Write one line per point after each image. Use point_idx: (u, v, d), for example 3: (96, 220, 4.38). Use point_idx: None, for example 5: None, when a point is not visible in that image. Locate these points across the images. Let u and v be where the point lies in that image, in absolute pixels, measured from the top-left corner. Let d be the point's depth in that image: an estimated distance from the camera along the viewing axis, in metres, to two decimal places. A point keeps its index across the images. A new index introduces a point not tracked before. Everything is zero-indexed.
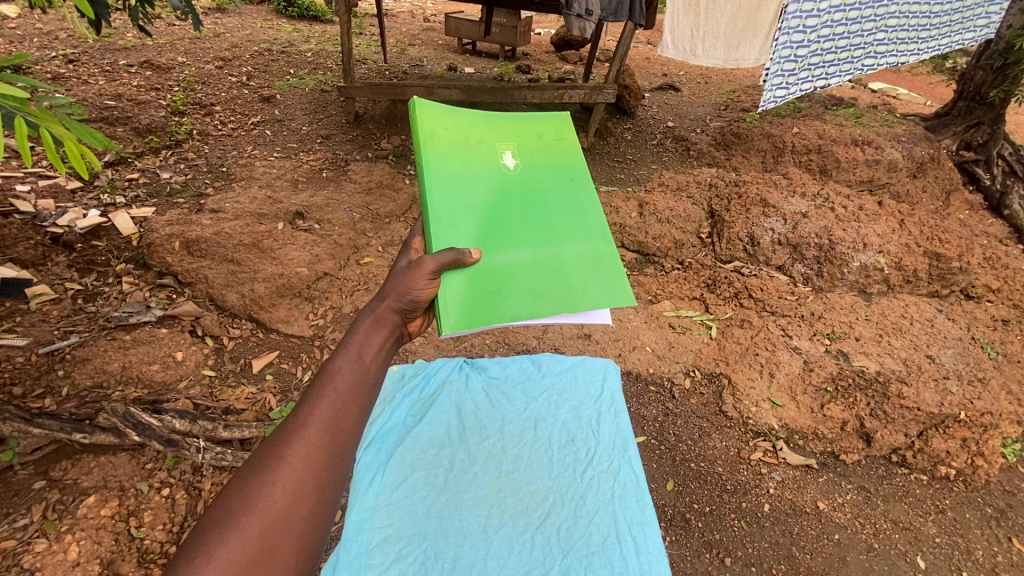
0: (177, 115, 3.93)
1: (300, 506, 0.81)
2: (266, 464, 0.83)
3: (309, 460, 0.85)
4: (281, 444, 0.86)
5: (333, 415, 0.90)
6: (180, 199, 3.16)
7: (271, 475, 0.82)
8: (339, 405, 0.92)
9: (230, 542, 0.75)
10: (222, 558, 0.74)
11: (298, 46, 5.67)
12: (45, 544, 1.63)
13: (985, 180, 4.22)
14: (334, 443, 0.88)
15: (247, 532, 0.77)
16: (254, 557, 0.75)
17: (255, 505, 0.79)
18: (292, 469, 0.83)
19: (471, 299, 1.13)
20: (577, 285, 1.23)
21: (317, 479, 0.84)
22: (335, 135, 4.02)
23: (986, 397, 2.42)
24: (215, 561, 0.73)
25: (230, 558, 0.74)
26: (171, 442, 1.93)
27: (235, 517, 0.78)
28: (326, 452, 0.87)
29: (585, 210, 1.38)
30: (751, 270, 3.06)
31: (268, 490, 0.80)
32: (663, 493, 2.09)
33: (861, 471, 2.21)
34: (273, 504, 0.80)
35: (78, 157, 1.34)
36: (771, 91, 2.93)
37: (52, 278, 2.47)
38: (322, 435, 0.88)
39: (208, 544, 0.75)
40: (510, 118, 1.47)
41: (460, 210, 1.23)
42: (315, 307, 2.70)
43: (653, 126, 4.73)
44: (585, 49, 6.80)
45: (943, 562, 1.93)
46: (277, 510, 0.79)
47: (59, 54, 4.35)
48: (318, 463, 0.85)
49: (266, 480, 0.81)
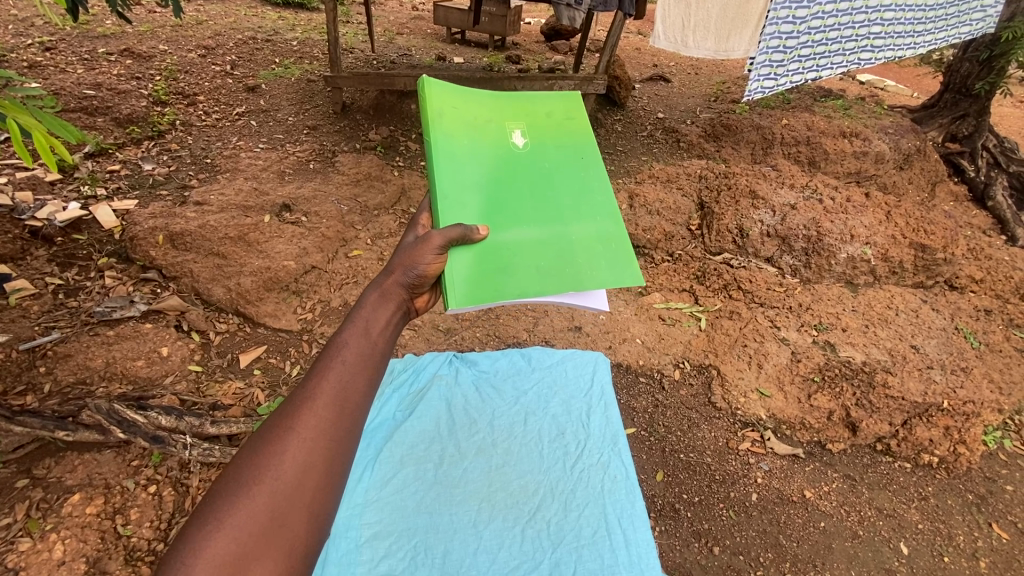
0: (159, 105, 3.84)
1: (313, 475, 0.80)
2: (275, 435, 0.82)
3: (319, 429, 0.83)
4: (291, 413, 0.84)
5: (342, 386, 0.89)
6: (164, 191, 3.10)
7: (284, 440, 0.81)
8: (347, 376, 0.91)
9: (244, 507, 0.74)
10: (239, 520, 0.73)
11: (284, 34, 5.55)
12: (29, 544, 1.62)
13: (970, 171, 4.27)
14: (345, 412, 0.87)
15: (261, 497, 0.76)
16: (269, 523, 0.75)
17: (270, 470, 0.78)
18: (305, 437, 0.82)
19: (478, 276, 1.13)
20: (584, 264, 1.22)
21: (329, 448, 0.83)
22: (322, 126, 3.96)
23: (968, 385, 2.46)
24: (229, 525, 0.73)
25: (246, 522, 0.73)
26: (157, 439, 1.89)
27: (248, 483, 0.77)
28: (337, 421, 0.86)
29: (592, 189, 1.37)
30: (740, 262, 3.09)
31: (280, 458, 0.79)
32: (652, 484, 2.11)
33: (846, 460, 2.25)
34: (288, 470, 0.79)
35: (42, 146, 1.26)
36: (757, 81, 2.97)
37: (32, 272, 2.42)
38: (333, 403, 0.87)
39: (222, 509, 0.74)
40: (521, 95, 1.44)
41: (467, 188, 1.23)
42: (304, 301, 2.67)
43: (643, 117, 4.71)
44: (575, 39, 6.76)
45: (926, 548, 1.97)
46: (290, 477, 0.78)
47: (36, 42, 4.24)
48: (331, 433, 0.84)
49: (278, 446, 0.80)
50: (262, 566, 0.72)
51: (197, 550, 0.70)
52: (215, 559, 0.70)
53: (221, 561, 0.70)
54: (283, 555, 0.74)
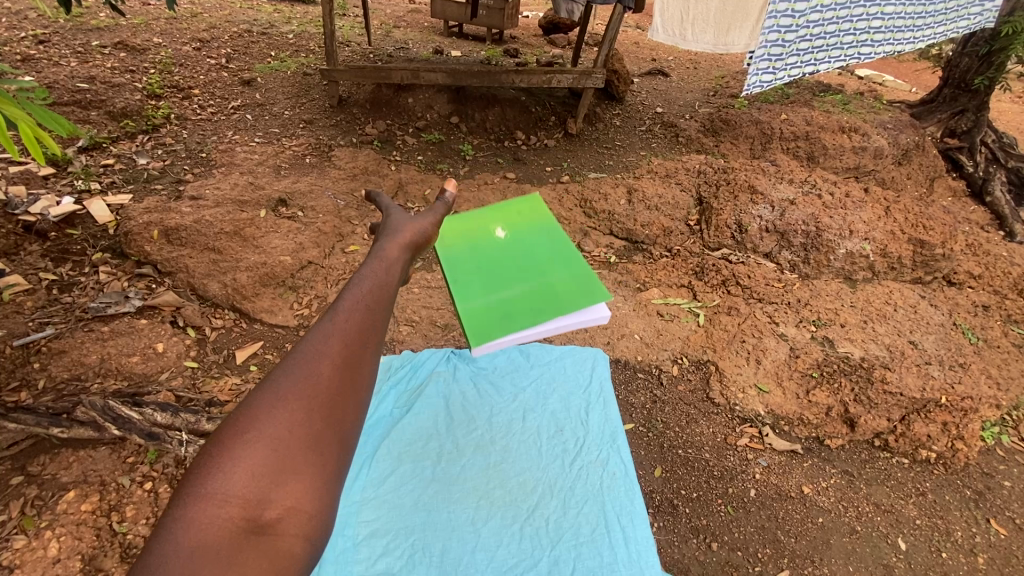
0: (153, 98, 3.80)
1: (354, 386, 0.70)
2: (311, 339, 0.72)
3: (357, 339, 0.73)
4: (325, 320, 0.75)
5: (374, 294, 0.80)
6: (159, 185, 3.07)
7: (319, 349, 0.70)
8: (381, 292, 0.81)
9: (279, 415, 0.64)
10: (273, 429, 0.63)
11: (280, 27, 5.49)
12: (23, 541, 1.61)
13: (968, 167, 4.26)
14: (381, 324, 0.76)
15: (298, 405, 0.65)
16: (307, 433, 0.64)
17: (304, 377, 0.67)
18: (340, 347, 0.71)
19: (476, 327, 1.12)
20: (565, 294, 1.21)
21: (369, 361, 0.73)
22: (318, 120, 3.92)
23: (966, 381, 2.46)
24: (260, 434, 0.63)
25: (281, 431, 0.63)
26: (153, 436, 1.88)
27: (281, 391, 0.66)
28: (375, 333, 0.75)
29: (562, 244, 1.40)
30: (739, 257, 3.08)
31: (314, 367, 0.68)
32: (650, 479, 2.11)
33: (844, 455, 2.25)
34: (324, 379, 0.68)
35: (30, 137, 1.25)
36: (755, 75, 2.96)
37: (25, 268, 2.40)
38: (369, 314, 0.77)
39: (252, 417, 0.64)
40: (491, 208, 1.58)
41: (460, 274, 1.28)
42: (300, 296, 2.64)
43: (642, 111, 4.68)
44: (574, 33, 6.72)
45: (924, 543, 1.97)
46: (327, 387, 0.68)
47: (29, 35, 4.19)
48: (369, 345, 0.74)
49: (312, 353, 0.70)
50: (300, 481, 0.63)
51: (228, 460, 0.61)
52: (249, 470, 0.61)
53: (257, 473, 0.61)
54: (324, 470, 0.64)
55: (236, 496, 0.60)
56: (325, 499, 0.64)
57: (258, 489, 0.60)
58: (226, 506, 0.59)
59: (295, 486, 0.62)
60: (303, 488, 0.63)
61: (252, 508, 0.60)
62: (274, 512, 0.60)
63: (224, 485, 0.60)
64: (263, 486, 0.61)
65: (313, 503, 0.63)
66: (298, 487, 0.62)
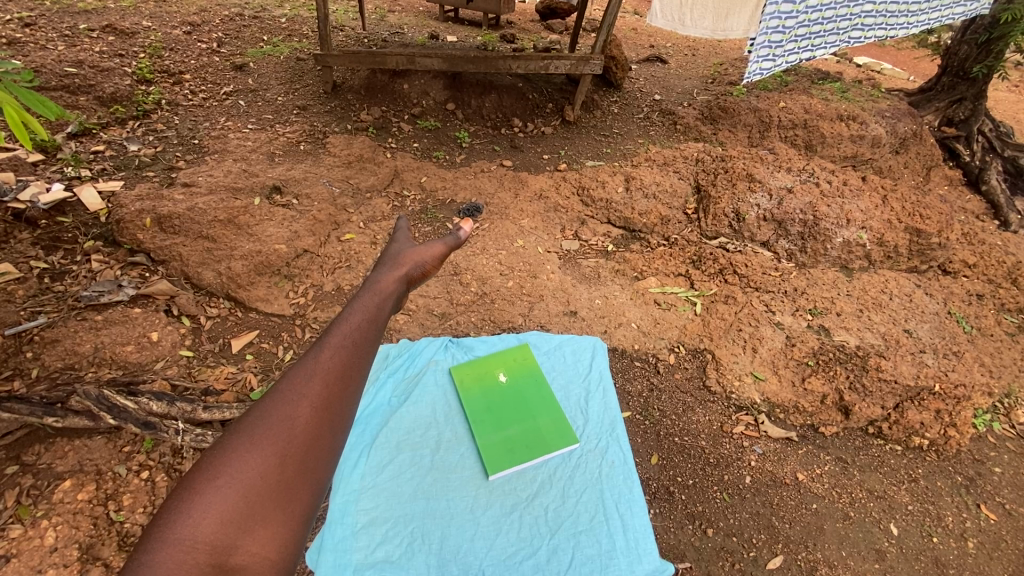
0: (143, 83, 3.74)
1: (316, 445, 0.80)
2: (288, 391, 0.84)
3: (322, 403, 0.84)
4: (305, 372, 0.87)
5: (351, 346, 0.92)
6: (150, 172, 3.03)
7: (288, 410, 0.82)
8: (348, 352, 0.91)
9: (248, 470, 0.75)
10: (242, 483, 0.74)
11: (272, 11, 5.40)
12: (20, 531, 1.60)
13: (965, 156, 4.24)
14: (354, 379, 0.89)
15: (265, 463, 0.76)
16: (274, 488, 0.75)
17: (273, 438, 0.79)
18: (308, 409, 0.82)
19: None
20: None
21: (333, 421, 0.83)
22: (312, 106, 3.87)
23: (960, 368, 2.48)
24: (231, 488, 0.74)
25: (252, 483, 0.75)
26: (148, 425, 1.85)
27: (252, 449, 0.77)
28: (338, 397, 0.86)
29: None
30: (736, 246, 3.08)
31: (283, 426, 0.80)
32: (647, 467, 2.12)
33: (838, 443, 2.26)
34: (292, 437, 0.80)
35: (18, 124, 1.31)
36: (755, 61, 2.93)
37: (17, 256, 2.36)
38: (335, 377, 0.87)
39: (224, 473, 0.74)
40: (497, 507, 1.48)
41: None
42: (295, 285, 2.61)
43: (640, 99, 4.64)
44: (572, 17, 6.61)
45: (915, 528, 2.00)
46: (293, 446, 0.79)
47: (14, 17, 4.09)
48: (333, 407, 0.84)
49: (282, 414, 0.81)
50: (265, 531, 0.74)
51: (199, 510, 0.71)
52: (219, 519, 0.71)
53: (225, 522, 0.71)
54: (286, 521, 0.75)
55: (205, 542, 0.70)
56: (286, 548, 0.74)
57: (225, 537, 0.71)
58: (193, 551, 0.68)
59: (259, 535, 0.73)
60: (266, 536, 0.73)
61: (218, 552, 0.70)
62: (240, 558, 0.70)
63: (194, 531, 0.70)
64: (229, 534, 0.71)
65: (274, 551, 0.73)
66: (262, 536, 0.73)
